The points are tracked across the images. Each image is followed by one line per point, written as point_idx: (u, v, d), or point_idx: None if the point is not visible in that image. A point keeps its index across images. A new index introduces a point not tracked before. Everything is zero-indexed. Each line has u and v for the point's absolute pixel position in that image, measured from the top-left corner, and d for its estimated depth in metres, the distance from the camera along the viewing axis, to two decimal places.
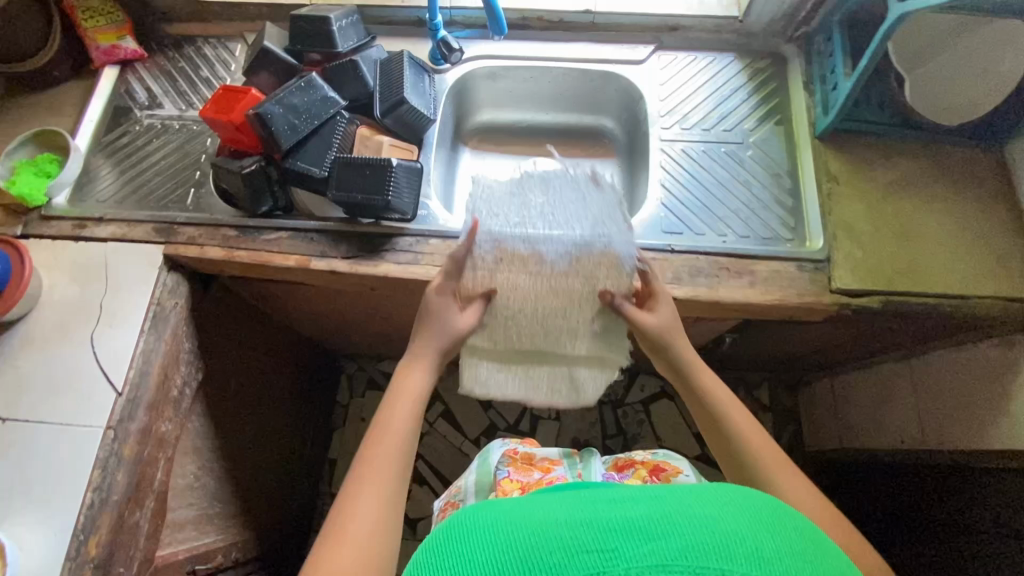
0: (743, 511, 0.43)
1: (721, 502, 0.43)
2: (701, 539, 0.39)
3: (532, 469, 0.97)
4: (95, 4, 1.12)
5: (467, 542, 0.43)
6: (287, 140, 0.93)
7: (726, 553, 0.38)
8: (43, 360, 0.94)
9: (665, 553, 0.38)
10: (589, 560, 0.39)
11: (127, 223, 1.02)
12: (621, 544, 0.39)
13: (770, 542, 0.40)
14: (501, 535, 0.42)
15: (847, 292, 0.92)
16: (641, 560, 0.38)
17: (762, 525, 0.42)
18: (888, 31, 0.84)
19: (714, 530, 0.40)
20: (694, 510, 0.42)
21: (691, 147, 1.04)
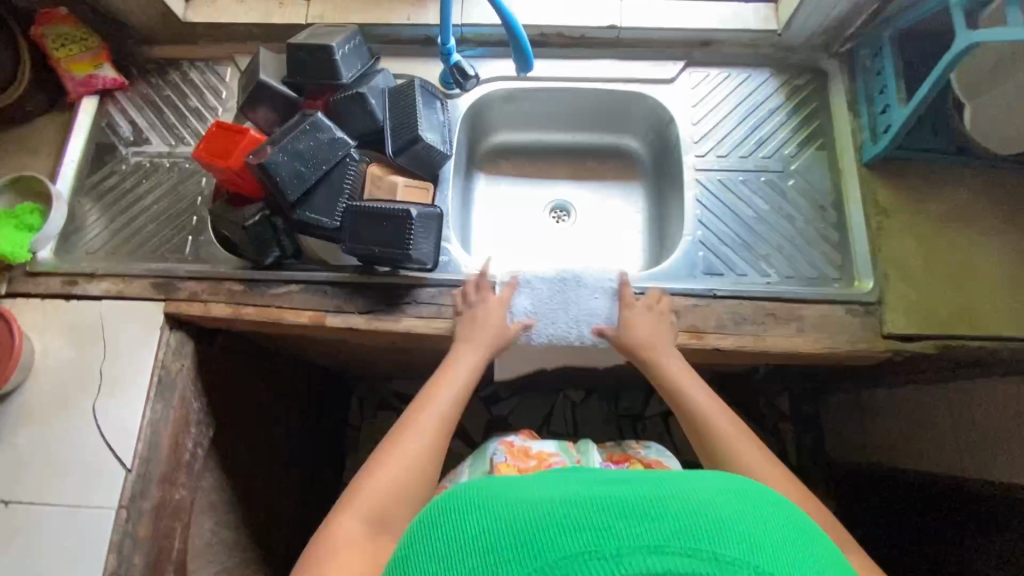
0: (728, 497, 0.43)
1: (706, 485, 0.45)
2: (689, 520, 0.40)
3: (530, 458, 0.91)
4: (67, 29, 0.99)
5: (458, 519, 0.43)
6: (293, 190, 0.85)
7: (715, 537, 0.39)
8: (44, 435, 0.87)
9: (656, 534, 0.39)
10: (578, 539, 0.39)
11: (122, 278, 0.94)
12: (611, 524, 0.39)
13: (754, 525, 0.41)
14: (494, 510, 0.43)
15: (900, 336, 0.87)
16: (630, 540, 0.38)
17: (747, 508, 0.43)
18: (953, 62, 0.77)
19: (702, 514, 0.40)
20: (683, 491, 0.43)
21: (728, 177, 0.97)
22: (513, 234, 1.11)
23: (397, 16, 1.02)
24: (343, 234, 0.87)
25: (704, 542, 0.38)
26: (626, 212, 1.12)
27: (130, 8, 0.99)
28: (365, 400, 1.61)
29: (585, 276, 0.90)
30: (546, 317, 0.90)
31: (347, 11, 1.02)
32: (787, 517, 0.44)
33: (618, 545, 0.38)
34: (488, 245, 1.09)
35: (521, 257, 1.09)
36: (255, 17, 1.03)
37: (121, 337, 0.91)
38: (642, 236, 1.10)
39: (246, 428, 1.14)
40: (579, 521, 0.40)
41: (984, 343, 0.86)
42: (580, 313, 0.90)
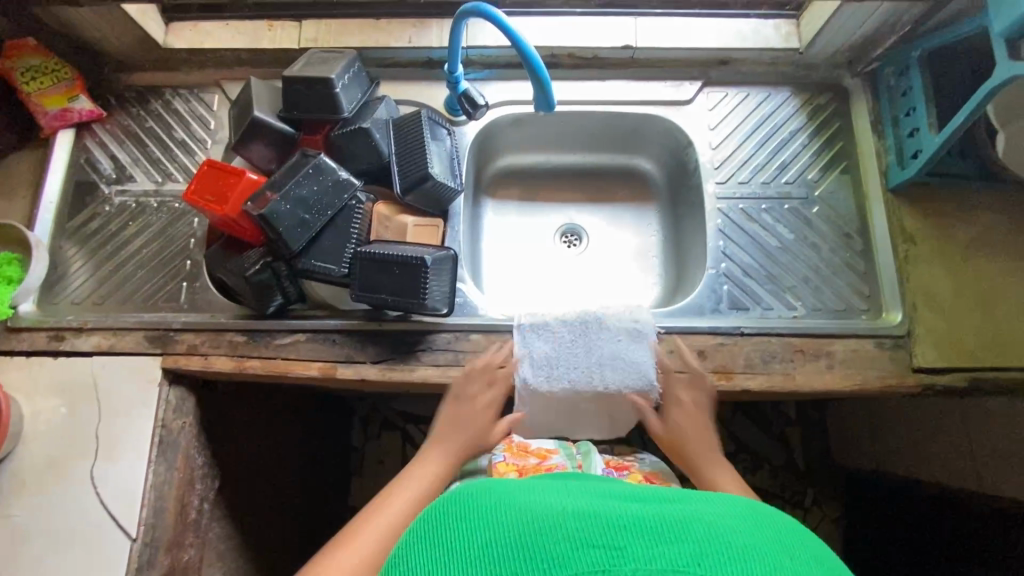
0: (747, 520, 0.40)
1: (734, 508, 0.42)
2: (706, 548, 0.37)
3: (529, 455, 0.83)
4: (36, 60, 0.91)
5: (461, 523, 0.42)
6: (298, 239, 0.80)
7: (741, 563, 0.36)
8: (41, 505, 0.82)
9: (675, 557, 0.36)
10: (591, 556, 0.37)
11: (114, 331, 0.88)
12: (629, 543, 0.37)
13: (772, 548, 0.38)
14: (501, 515, 0.41)
15: (931, 369, 0.85)
16: (647, 562, 0.36)
17: (764, 532, 0.39)
18: (992, 92, 0.73)
19: (732, 543, 0.38)
20: (714, 516, 0.40)
21: (750, 205, 0.94)
22: (525, 265, 1.06)
23: (397, 39, 0.95)
24: (351, 281, 0.83)
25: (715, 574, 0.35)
26: (640, 238, 1.08)
27: (107, 36, 0.92)
28: (367, 422, 1.51)
29: (607, 319, 0.86)
30: (566, 362, 0.86)
31: (343, 33, 0.95)
32: (824, 557, 0.40)
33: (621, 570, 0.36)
34: (498, 277, 1.04)
35: (534, 289, 1.04)
36: (243, 42, 0.95)
37: (117, 395, 0.85)
38: (659, 263, 1.06)
39: (248, 472, 1.08)
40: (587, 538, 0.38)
41: (1015, 374, 0.84)
42: (604, 356, 0.86)
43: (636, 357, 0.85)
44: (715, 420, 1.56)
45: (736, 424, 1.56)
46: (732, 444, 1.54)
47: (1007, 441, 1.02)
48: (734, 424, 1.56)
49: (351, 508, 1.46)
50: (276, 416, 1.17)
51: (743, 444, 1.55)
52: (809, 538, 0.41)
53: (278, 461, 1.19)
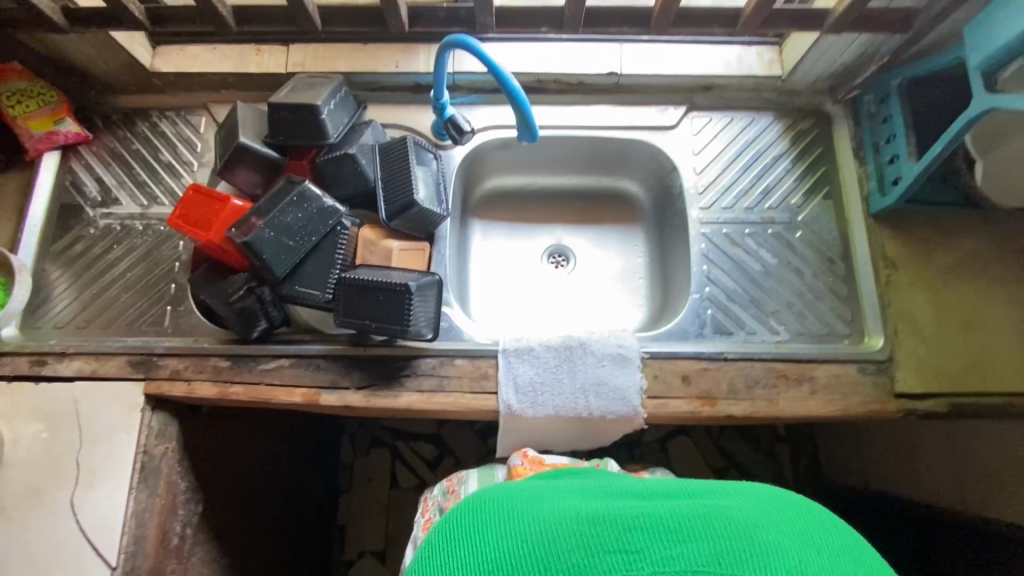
0: (765, 510, 0.47)
1: (751, 502, 0.48)
2: (726, 542, 0.44)
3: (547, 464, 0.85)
4: (22, 84, 0.91)
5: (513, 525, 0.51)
6: (282, 266, 0.81)
7: (754, 559, 0.42)
8: (20, 533, 0.81)
9: (691, 557, 0.43)
10: (614, 559, 0.44)
11: (97, 356, 0.88)
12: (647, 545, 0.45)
13: (789, 535, 0.44)
14: (530, 526, 0.49)
15: (911, 395, 0.85)
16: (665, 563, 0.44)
17: (780, 518, 0.46)
18: (968, 123, 0.74)
19: (748, 538, 0.44)
20: (731, 512, 0.46)
21: (734, 230, 0.95)
22: (512, 287, 1.06)
23: (384, 64, 0.96)
24: (336, 306, 0.83)
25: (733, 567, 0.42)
26: (626, 260, 1.08)
27: (93, 59, 0.92)
28: (356, 438, 1.50)
29: (591, 344, 0.86)
30: (551, 388, 0.85)
31: (330, 58, 0.95)
32: (843, 540, 0.45)
33: (652, 568, 0.43)
34: (485, 299, 1.05)
35: (521, 311, 1.05)
36: (230, 66, 0.96)
37: (99, 421, 0.85)
38: (645, 285, 1.06)
39: (233, 495, 1.07)
40: (620, 536, 0.46)
41: (995, 399, 0.85)
42: (588, 381, 0.85)
43: (621, 382, 0.85)
44: (705, 435, 1.56)
45: (725, 439, 1.55)
46: (722, 460, 1.54)
47: (990, 463, 1.03)
48: (724, 440, 1.56)
49: (340, 526, 1.45)
50: (262, 436, 1.16)
51: (732, 460, 1.54)
52: (830, 524, 0.46)
53: (264, 482, 1.18)
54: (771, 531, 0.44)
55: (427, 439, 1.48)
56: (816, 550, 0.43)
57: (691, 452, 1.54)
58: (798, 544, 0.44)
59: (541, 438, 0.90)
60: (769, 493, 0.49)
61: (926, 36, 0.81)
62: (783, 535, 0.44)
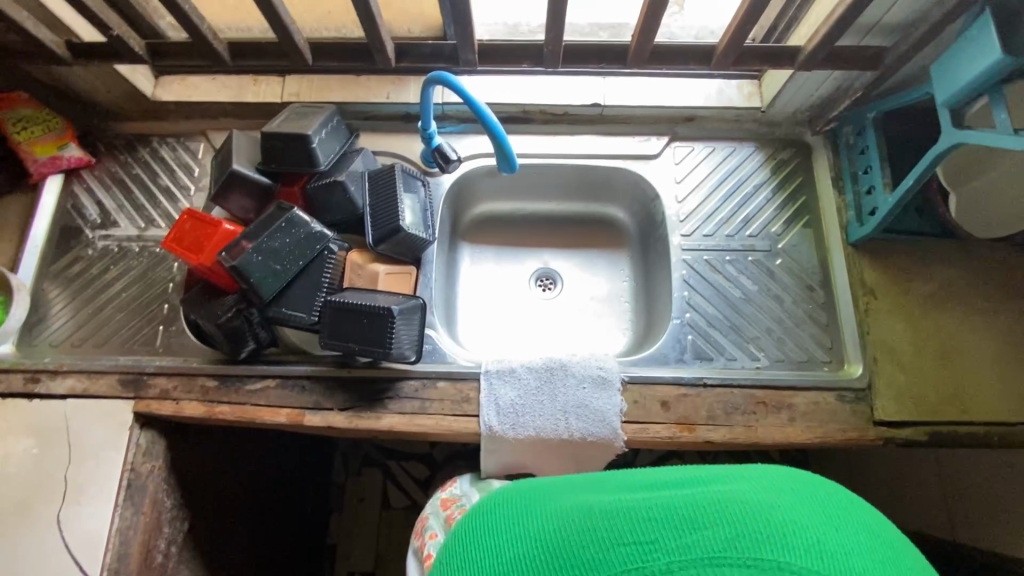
0: (785, 492, 0.42)
1: (772, 485, 0.43)
2: (743, 524, 0.39)
3: None
4: (29, 110, 0.94)
5: (522, 531, 0.47)
6: (269, 288, 0.83)
7: (780, 543, 0.37)
8: (7, 549, 0.82)
9: (709, 543, 0.38)
10: (625, 553, 0.40)
11: (89, 374, 0.90)
12: (660, 536, 0.40)
13: (815, 520, 0.40)
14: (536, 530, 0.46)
15: (890, 424, 0.85)
16: (682, 552, 0.38)
17: (801, 500, 0.41)
18: (938, 157, 0.76)
19: (769, 520, 0.39)
20: (749, 494, 0.41)
21: (715, 256, 0.97)
22: (499, 310, 1.08)
23: (376, 95, 0.99)
24: (321, 328, 0.85)
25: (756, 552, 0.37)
26: (612, 284, 1.10)
27: (98, 89, 0.96)
28: (348, 457, 1.50)
29: (572, 366, 0.87)
30: (533, 410, 0.86)
31: (324, 89, 0.99)
32: (870, 526, 0.41)
33: (668, 558, 0.38)
34: (472, 322, 1.06)
35: (507, 334, 1.06)
36: (228, 95, 1.00)
37: (89, 438, 0.86)
38: (629, 309, 1.08)
39: (220, 514, 1.07)
40: (634, 527, 0.41)
41: (975, 429, 0.85)
42: (569, 403, 0.86)
43: (601, 405, 0.86)
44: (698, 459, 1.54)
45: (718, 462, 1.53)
46: None
47: (977, 493, 1.02)
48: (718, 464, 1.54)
49: (330, 546, 1.45)
50: (250, 455, 1.17)
51: None
52: (855, 508, 0.42)
53: (253, 500, 1.18)
54: (790, 511, 0.40)
55: (418, 459, 1.49)
56: (840, 532, 0.39)
57: None
58: (818, 523, 0.39)
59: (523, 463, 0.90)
60: (790, 475, 0.45)
61: (897, 73, 0.84)
62: (801, 513, 0.40)
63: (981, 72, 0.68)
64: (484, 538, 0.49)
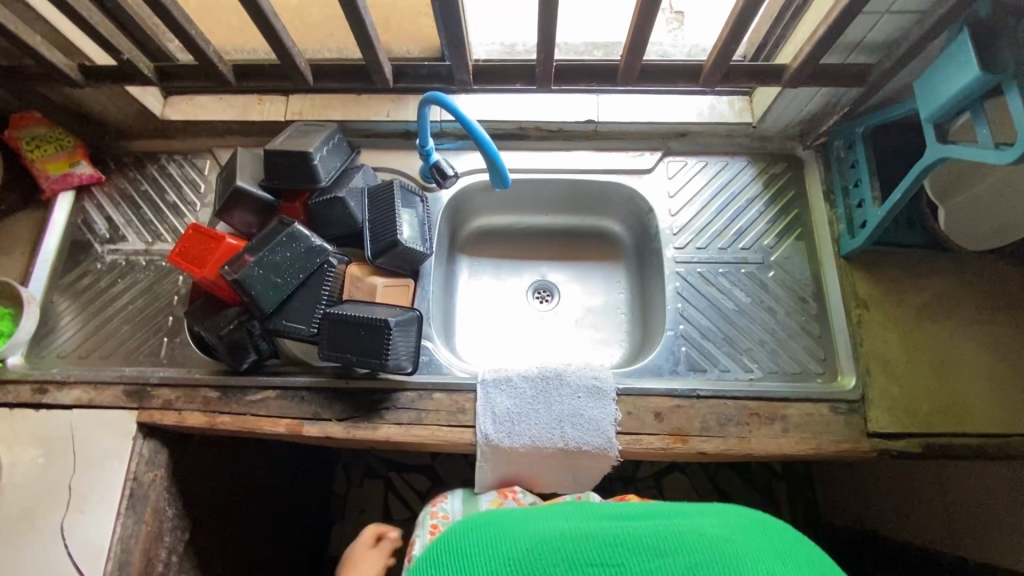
0: (732, 529, 0.52)
1: (721, 523, 0.54)
2: (699, 554, 0.49)
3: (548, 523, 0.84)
4: (43, 130, 0.99)
5: (504, 544, 0.54)
6: (269, 301, 0.85)
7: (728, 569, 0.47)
8: (11, 555, 0.84)
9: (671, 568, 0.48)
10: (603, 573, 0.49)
11: (94, 385, 0.92)
12: (631, 560, 0.49)
13: (757, 550, 0.49)
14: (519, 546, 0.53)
15: (884, 435, 0.86)
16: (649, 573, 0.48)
17: (746, 536, 0.51)
18: (924, 170, 0.77)
19: (720, 550, 0.49)
20: (704, 530, 0.52)
21: (708, 269, 0.98)
22: (496, 322, 1.10)
23: (376, 112, 1.02)
24: (321, 340, 0.87)
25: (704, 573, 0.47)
26: (608, 297, 1.11)
27: (109, 109, 1.00)
28: (350, 469, 1.51)
29: (567, 376, 0.88)
30: (528, 419, 0.87)
31: (326, 108, 1.03)
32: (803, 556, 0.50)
33: None
34: (469, 334, 1.08)
35: (504, 346, 1.08)
36: (234, 114, 1.03)
37: (93, 448, 0.88)
38: (625, 321, 1.09)
39: (219, 525, 1.08)
40: (606, 552, 0.50)
41: (969, 439, 0.85)
42: (564, 412, 0.87)
43: (596, 414, 0.87)
44: (701, 473, 1.53)
45: (720, 475, 1.53)
46: (718, 497, 1.50)
47: (977, 506, 1.01)
48: (720, 477, 1.53)
49: (330, 558, 1.45)
50: (253, 465, 1.18)
51: (728, 497, 1.51)
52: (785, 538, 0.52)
53: (253, 510, 1.19)
54: (736, 544, 0.50)
55: (419, 471, 1.50)
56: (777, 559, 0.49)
57: (685, 488, 1.51)
58: (756, 550, 0.50)
59: (520, 474, 0.90)
60: (734, 517, 0.55)
61: (882, 89, 0.86)
62: (745, 547, 0.50)
63: (960, 90, 0.70)
64: (462, 552, 0.54)
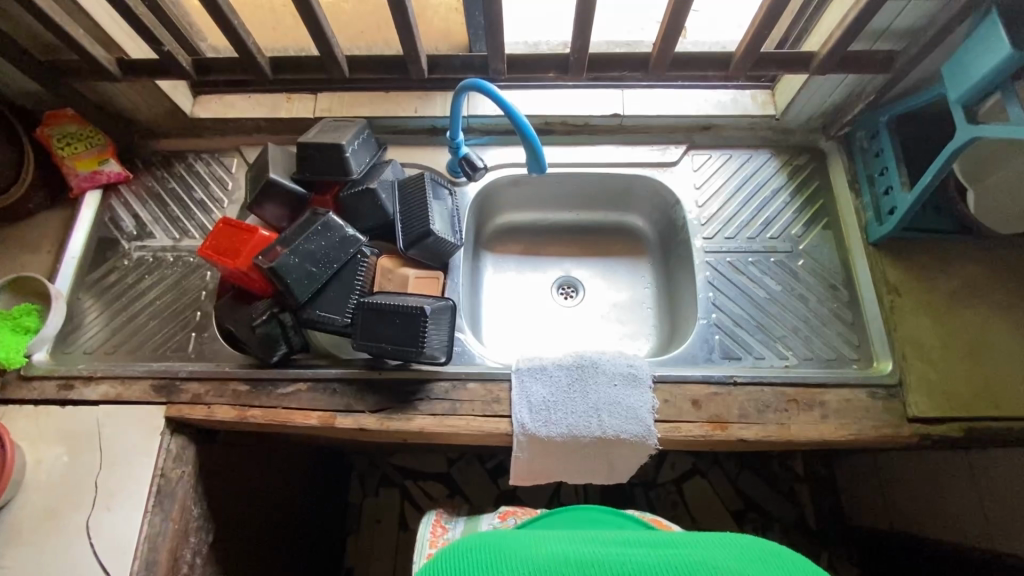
0: (734, 553, 0.47)
1: (720, 547, 0.48)
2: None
3: None
4: (73, 128, 0.99)
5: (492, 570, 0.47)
6: (303, 291, 0.85)
7: None
8: (33, 556, 0.81)
9: None
10: None
11: (121, 380, 0.91)
12: None
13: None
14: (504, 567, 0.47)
15: (924, 420, 0.85)
16: None
17: (752, 558, 0.47)
18: (956, 151, 0.78)
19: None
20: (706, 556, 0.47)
21: (737, 258, 0.98)
22: (523, 317, 1.09)
23: (404, 109, 1.04)
24: (353, 331, 0.86)
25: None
26: (634, 291, 1.11)
27: (140, 107, 1.01)
28: (365, 478, 1.47)
29: (602, 363, 0.88)
30: (565, 408, 0.85)
31: (355, 104, 1.04)
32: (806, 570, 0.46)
33: None
34: (497, 328, 1.07)
35: (532, 339, 1.07)
36: (264, 112, 1.04)
37: (119, 445, 0.86)
38: (652, 314, 1.08)
39: (241, 528, 1.05)
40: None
41: (1009, 423, 0.84)
42: (601, 401, 0.86)
43: (634, 402, 0.85)
44: (723, 478, 1.50)
45: (743, 479, 1.50)
46: (740, 502, 1.48)
47: (1012, 497, 1.00)
48: (742, 481, 1.50)
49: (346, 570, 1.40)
50: (271, 470, 1.15)
51: (751, 501, 1.48)
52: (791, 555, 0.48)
53: (270, 515, 1.16)
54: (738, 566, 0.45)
55: (437, 479, 1.46)
56: None
57: (707, 494, 1.48)
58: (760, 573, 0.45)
59: (555, 465, 0.89)
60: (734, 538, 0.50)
61: (907, 75, 0.88)
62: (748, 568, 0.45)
63: (991, 69, 0.71)
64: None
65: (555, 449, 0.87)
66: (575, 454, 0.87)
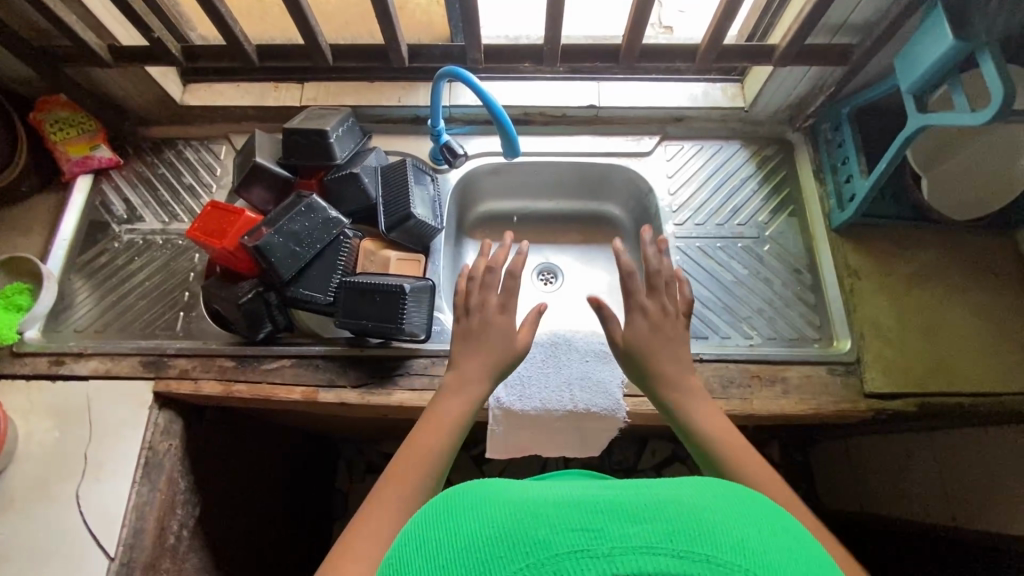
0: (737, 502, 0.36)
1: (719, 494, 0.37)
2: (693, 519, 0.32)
3: None
4: (64, 113, 1.01)
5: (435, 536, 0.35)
6: (287, 269, 0.88)
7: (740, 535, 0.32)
8: (24, 523, 0.84)
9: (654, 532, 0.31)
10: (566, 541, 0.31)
11: (111, 357, 0.94)
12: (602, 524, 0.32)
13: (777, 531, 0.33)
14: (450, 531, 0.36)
15: (880, 395, 0.89)
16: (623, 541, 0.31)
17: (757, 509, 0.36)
18: (908, 140, 0.82)
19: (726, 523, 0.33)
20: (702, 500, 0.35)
21: (707, 244, 1.03)
22: None
23: (388, 99, 1.08)
24: (336, 309, 0.90)
25: (706, 547, 0.31)
26: (611, 276, 1.15)
27: (131, 94, 1.04)
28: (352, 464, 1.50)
29: (575, 341, 0.92)
30: (538, 383, 0.90)
31: (340, 94, 1.08)
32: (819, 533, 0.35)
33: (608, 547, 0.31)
34: None
35: None
36: (251, 101, 1.08)
37: (108, 419, 0.89)
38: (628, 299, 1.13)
39: (227, 505, 1.09)
40: (553, 530, 0.32)
41: (962, 398, 0.88)
42: (573, 376, 0.90)
43: (604, 377, 0.89)
44: None
45: None
46: None
47: None
48: None
49: None
50: (256, 450, 1.18)
51: None
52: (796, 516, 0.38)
53: (255, 494, 1.18)
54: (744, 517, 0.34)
55: None
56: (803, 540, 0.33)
57: None
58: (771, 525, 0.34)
59: (529, 439, 0.93)
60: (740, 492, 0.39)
61: (865, 69, 0.92)
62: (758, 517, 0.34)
63: (939, 59, 0.75)
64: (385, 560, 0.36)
65: (529, 423, 0.90)
66: (546, 427, 0.91)
